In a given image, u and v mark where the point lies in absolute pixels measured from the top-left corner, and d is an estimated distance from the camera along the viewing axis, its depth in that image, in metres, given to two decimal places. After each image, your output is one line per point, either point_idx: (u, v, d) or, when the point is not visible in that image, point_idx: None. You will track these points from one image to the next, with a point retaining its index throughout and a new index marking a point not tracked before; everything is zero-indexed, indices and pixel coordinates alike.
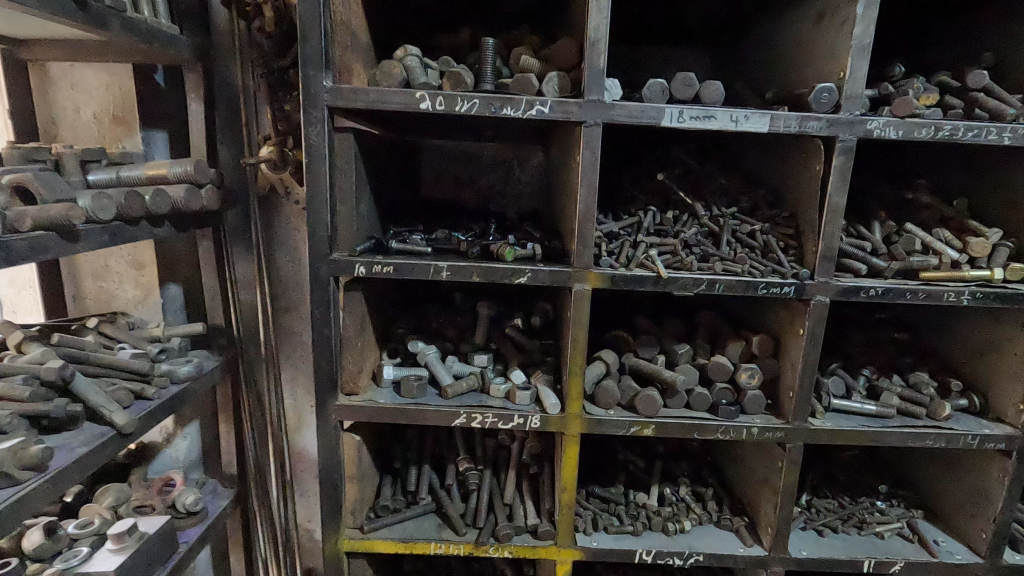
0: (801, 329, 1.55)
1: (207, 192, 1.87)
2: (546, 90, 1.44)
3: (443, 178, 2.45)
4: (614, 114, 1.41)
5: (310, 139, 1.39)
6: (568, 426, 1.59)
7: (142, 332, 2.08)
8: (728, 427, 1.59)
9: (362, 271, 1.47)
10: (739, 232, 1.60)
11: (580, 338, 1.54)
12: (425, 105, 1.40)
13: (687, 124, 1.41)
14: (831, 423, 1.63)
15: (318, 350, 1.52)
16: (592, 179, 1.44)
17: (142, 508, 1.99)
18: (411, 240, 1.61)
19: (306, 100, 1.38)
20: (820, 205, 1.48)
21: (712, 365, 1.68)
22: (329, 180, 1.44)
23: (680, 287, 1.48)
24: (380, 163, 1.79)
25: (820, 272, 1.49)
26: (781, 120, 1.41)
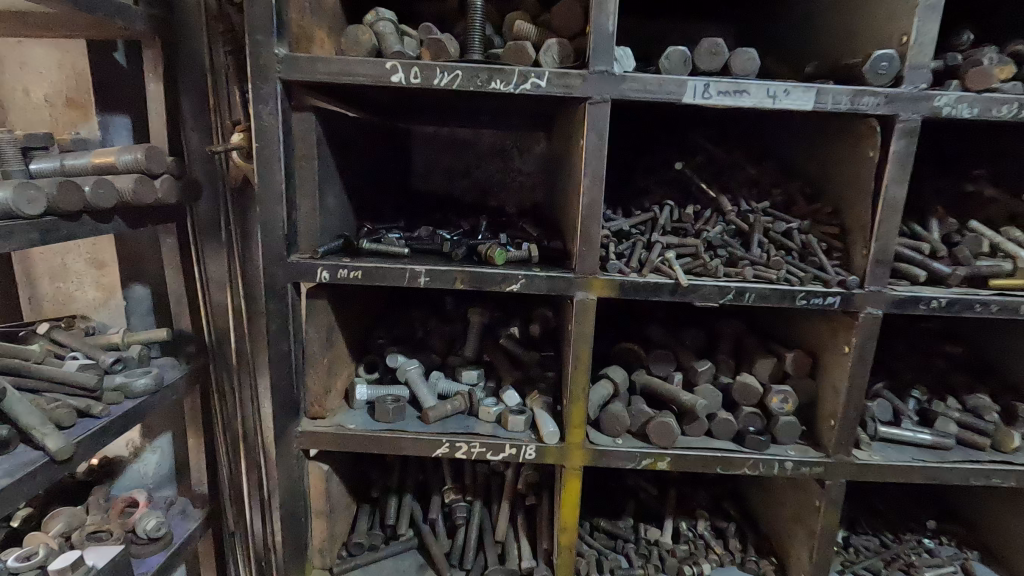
0: (847, 347, 1.31)
1: (163, 183, 1.66)
2: (544, 61, 1.20)
3: (436, 168, 2.22)
4: (626, 89, 1.16)
5: (261, 120, 1.17)
6: (569, 458, 1.36)
7: (99, 340, 1.89)
8: (757, 461, 1.36)
9: (325, 276, 1.25)
10: (773, 231, 1.36)
11: (583, 357, 1.30)
12: (397, 78, 1.16)
13: (713, 101, 1.17)
14: (879, 457, 1.39)
15: (275, 368, 1.30)
16: (598, 168, 1.20)
17: (98, 534, 1.80)
18: (386, 239, 1.38)
19: (254, 73, 1.15)
20: (873, 199, 1.23)
21: (737, 387, 1.43)
22: (285, 169, 1.21)
23: (703, 297, 1.24)
24: (357, 150, 1.57)
25: (871, 279, 1.24)
26: (828, 96, 1.16)
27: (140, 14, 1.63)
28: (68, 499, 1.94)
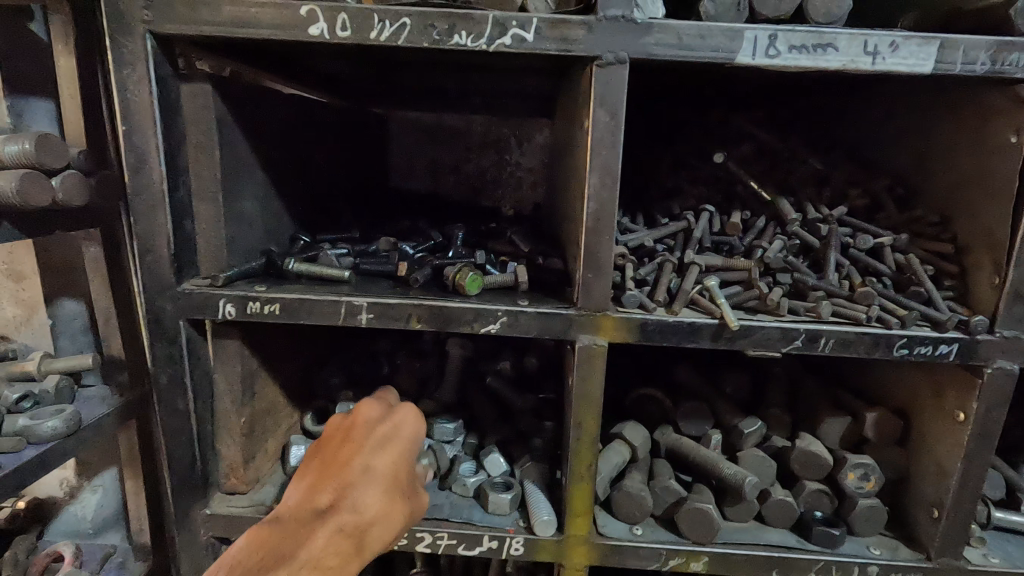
0: (961, 413, 0.93)
1: (66, 180, 1.25)
2: (531, 6, 0.83)
3: (419, 162, 1.86)
4: (650, 44, 0.79)
5: (127, 91, 0.82)
6: (568, 555, 1.00)
7: (8, 368, 1.56)
8: (828, 565, 0.98)
9: (230, 311, 0.90)
10: (855, 248, 0.98)
11: (588, 422, 0.94)
12: (314, 29, 0.80)
13: (779, 60, 0.79)
14: (998, 558, 1.00)
15: (170, 433, 0.96)
16: (609, 161, 0.83)
17: None
18: (325, 257, 1.03)
19: (112, 22, 0.80)
20: (1012, 204, 0.84)
21: (798, 457, 1.06)
22: (169, 162, 0.86)
23: (758, 345, 0.87)
24: (298, 137, 1.22)
25: (1006, 320, 0.86)
26: (955, 52, 0.78)
27: None
28: None
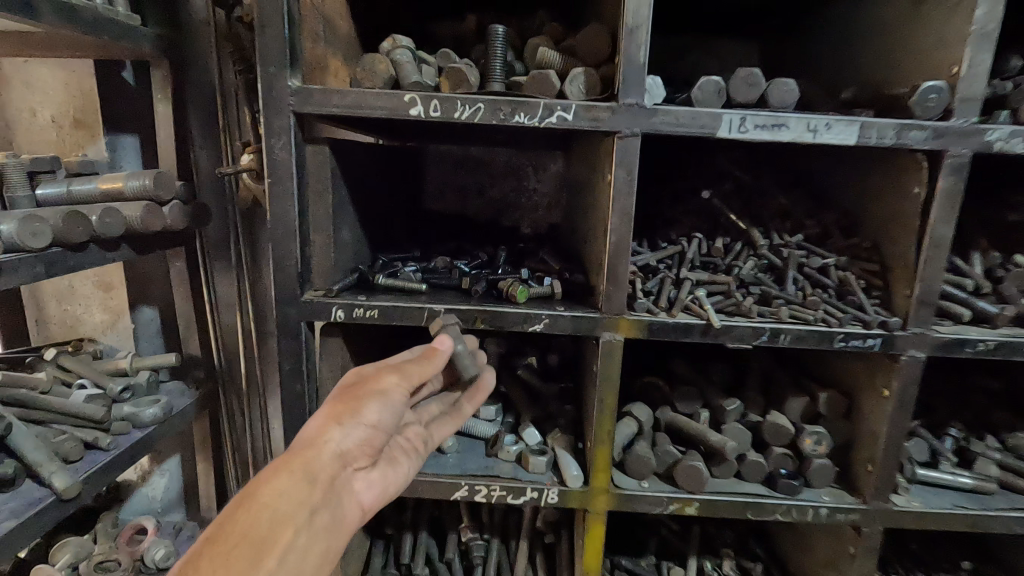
0: (886, 390, 1.24)
1: (172, 210, 1.61)
2: (569, 92, 1.14)
3: (449, 187, 2.16)
4: (658, 122, 1.10)
5: (274, 154, 1.11)
6: (592, 502, 1.30)
7: (106, 365, 1.84)
8: (790, 508, 1.29)
9: (340, 315, 1.19)
10: (808, 266, 1.29)
11: (608, 398, 1.24)
12: (415, 111, 1.10)
13: (749, 135, 1.10)
14: (918, 503, 1.32)
15: (288, 410, 1.25)
16: (627, 205, 1.14)
17: (105, 565, 1.77)
18: (403, 274, 1.33)
19: (266, 105, 1.09)
20: (919, 237, 1.16)
21: (768, 428, 1.37)
22: (300, 204, 1.15)
23: (736, 339, 1.18)
24: (370, 175, 1.51)
25: (914, 321, 1.18)
26: (873, 130, 1.09)
27: (148, 35, 1.61)
28: (75, 527, 1.91)
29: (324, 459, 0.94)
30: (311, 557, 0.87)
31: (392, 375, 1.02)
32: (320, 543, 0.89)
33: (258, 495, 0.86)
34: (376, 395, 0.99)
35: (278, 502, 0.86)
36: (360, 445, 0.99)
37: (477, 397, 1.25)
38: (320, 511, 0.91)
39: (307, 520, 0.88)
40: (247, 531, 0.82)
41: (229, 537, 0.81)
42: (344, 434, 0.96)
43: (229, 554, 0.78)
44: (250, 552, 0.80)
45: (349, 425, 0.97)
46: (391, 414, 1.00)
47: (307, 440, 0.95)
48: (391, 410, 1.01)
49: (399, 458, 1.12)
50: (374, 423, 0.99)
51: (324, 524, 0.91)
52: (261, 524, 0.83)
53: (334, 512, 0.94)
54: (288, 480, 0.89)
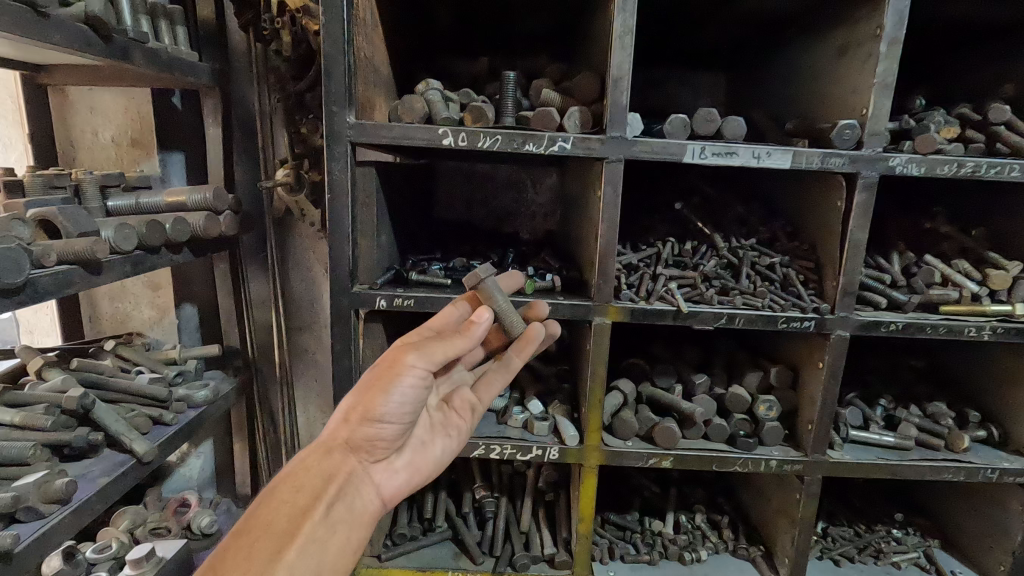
0: (821, 362, 1.55)
1: (226, 219, 1.88)
2: (567, 125, 1.43)
3: (458, 199, 2.45)
4: (637, 151, 1.40)
5: (333, 174, 1.39)
6: (587, 458, 1.59)
7: (158, 355, 2.09)
8: (747, 460, 1.59)
9: (383, 303, 1.47)
10: (759, 264, 1.60)
11: (600, 371, 1.53)
12: (448, 141, 1.39)
13: (708, 161, 1.41)
14: (850, 455, 1.63)
15: (338, 383, 1.52)
16: (613, 215, 1.44)
17: (158, 530, 2.02)
18: (430, 271, 1.62)
19: (329, 136, 1.37)
20: (842, 240, 1.47)
21: (729, 397, 1.67)
22: (352, 214, 1.44)
23: (700, 321, 1.48)
24: (398, 189, 1.80)
25: (840, 306, 1.49)
26: (803, 157, 1.41)
27: (205, 69, 1.88)
28: (126, 500, 2.15)
29: (336, 455, 1.10)
30: (330, 544, 1.02)
31: (409, 358, 1.11)
32: (340, 531, 1.04)
33: (279, 492, 1.03)
34: (386, 385, 1.10)
35: (296, 496, 1.02)
36: (374, 438, 1.13)
37: (524, 349, 1.37)
38: (338, 502, 1.06)
39: (324, 512, 1.03)
40: (269, 524, 0.97)
41: (253, 529, 0.96)
42: (355, 429, 1.12)
43: (255, 542, 0.94)
44: (272, 541, 0.95)
45: (358, 420, 1.12)
46: (405, 401, 1.11)
47: (325, 439, 1.11)
48: (407, 397, 1.12)
49: (434, 437, 1.30)
50: (386, 414, 1.12)
51: (342, 515, 1.06)
52: (281, 518, 0.99)
53: (354, 502, 1.09)
54: (304, 476, 1.05)
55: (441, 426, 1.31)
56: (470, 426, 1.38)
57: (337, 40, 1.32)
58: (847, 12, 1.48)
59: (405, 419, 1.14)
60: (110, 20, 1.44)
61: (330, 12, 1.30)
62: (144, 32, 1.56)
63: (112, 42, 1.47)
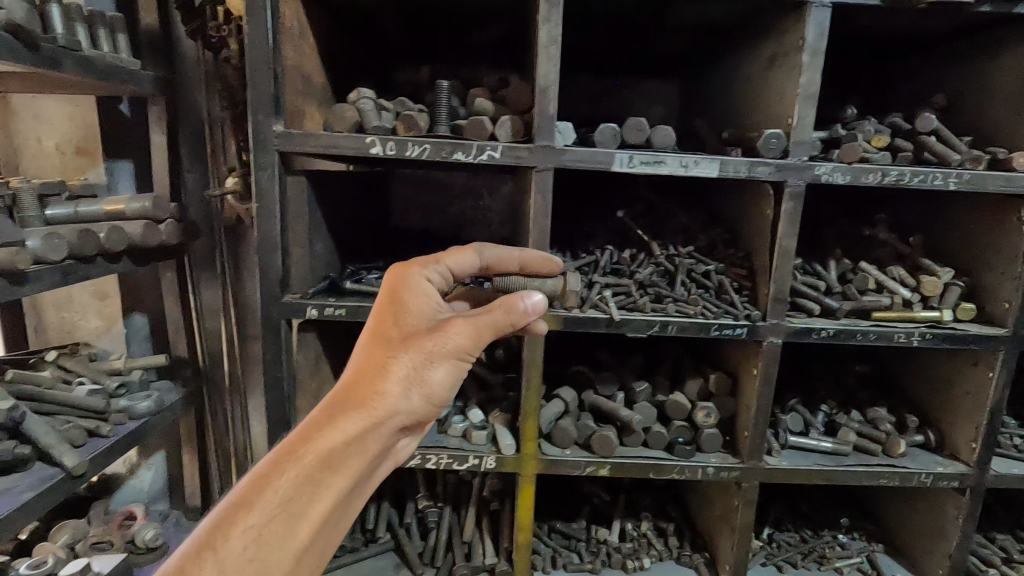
0: (755, 369, 1.57)
1: (167, 227, 1.86)
2: (498, 134, 1.44)
3: (413, 206, 2.42)
4: (566, 159, 1.41)
5: (261, 183, 1.38)
6: (524, 466, 1.59)
7: (102, 365, 2.06)
8: (684, 467, 1.59)
9: (314, 313, 1.46)
10: (695, 272, 1.62)
11: (535, 380, 1.53)
12: (375, 150, 1.39)
13: (637, 169, 1.42)
14: (787, 462, 1.64)
15: (270, 393, 1.50)
16: (544, 223, 1.44)
17: (101, 545, 1.97)
18: (367, 280, 1.61)
19: (254, 145, 1.36)
20: (772, 248, 1.49)
21: (669, 404, 1.68)
22: (281, 223, 1.43)
23: (633, 329, 1.49)
24: (339, 198, 1.79)
25: (771, 313, 1.50)
26: (731, 166, 1.42)
27: (148, 77, 1.86)
28: (69, 512, 2.12)
29: (381, 431, 1.01)
30: (340, 520, 0.99)
31: (461, 339, 1.11)
32: (352, 505, 1.01)
33: (306, 463, 0.94)
34: (438, 364, 1.08)
35: (323, 470, 0.94)
36: (417, 412, 1.08)
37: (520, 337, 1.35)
38: (362, 477, 1.01)
39: (349, 489, 0.98)
40: (287, 500, 0.90)
41: (272, 500, 0.90)
42: (405, 406, 1.05)
43: (270, 521, 0.89)
44: (285, 522, 0.89)
45: (409, 396, 1.05)
46: (448, 382, 1.11)
47: (371, 405, 1.01)
48: (452, 377, 1.11)
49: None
50: (430, 392, 1.08)
51: (361, 489, 1.02)
52: (302, 495, 0.92)
53: (374, 472, 1.06)
54: (341, 451, 0.96)
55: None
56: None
57: (261, 49, 1.31)
58: (775, 24, 1.50)
59: (441, 398, 1.11)
60: (36, 28, 1.42)
61: (253, 22, 1.30)
62: (75, 40, 1.54)
63: (39, 50, 1.45)
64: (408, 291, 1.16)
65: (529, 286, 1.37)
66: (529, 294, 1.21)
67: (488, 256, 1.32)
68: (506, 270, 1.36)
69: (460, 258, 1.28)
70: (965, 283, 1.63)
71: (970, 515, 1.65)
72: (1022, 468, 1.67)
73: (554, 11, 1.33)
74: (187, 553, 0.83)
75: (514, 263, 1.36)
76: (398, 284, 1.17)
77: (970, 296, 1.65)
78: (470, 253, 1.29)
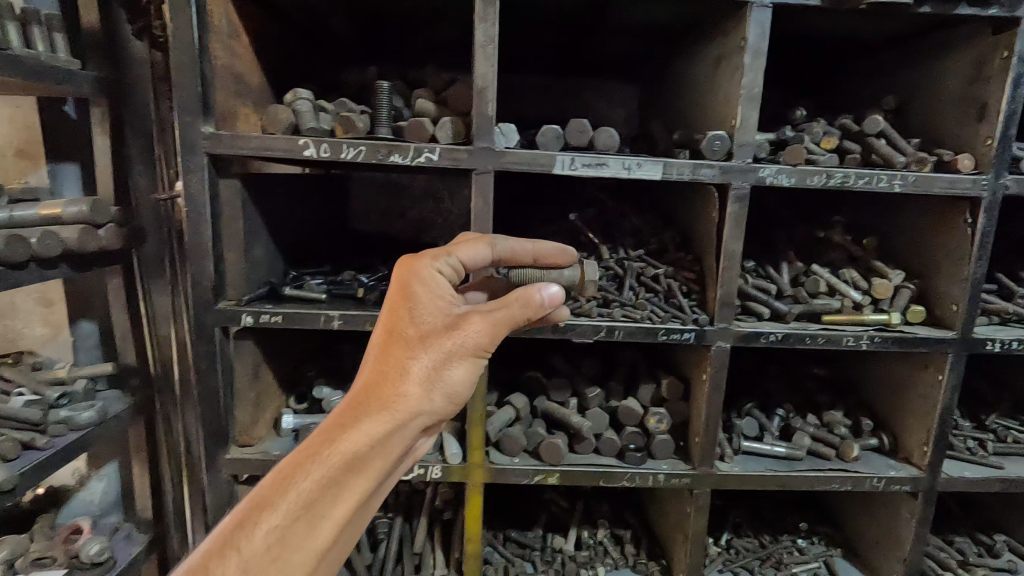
0: (705, 374, 1.54)
1: (107, 232, 1.81)
2: (438, 136, 1.40)
3: (373, 210, 2.28)
4: (506, 162, 1.38)
5: (190, 187, 1.34)
6: (471, 475, 1.55)
7: (45, 375, 2.00)
8: (634, 474, 1.57)
9: (248, 320, 1.42)
10: (644, 276, 1.60)
11: (480, 387, 1.50)
12: (309, 152, 1.35)
13: (579, 171, 1.39)
14: (738, 468, 1.61)
15: (204, 403, 1.45)
16: (486, 226, 1.40)
17: (42, 561, 1.89)
18: (308, 285, 1.57)
19: (182, 148, 1.32)
20: (718, 251, 1.47)
21: (621, 410, 1.65)
22: (213, 228, 1.38)
23: (579, 335, 1.46)
24: (284, 201, 1.75)
25: (719, 317, 1.48)
26: (675, 168, 1.39)
27: (87, 78, 1.80)
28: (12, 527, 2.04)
29: (403, 433, 1.01)
30: (359, 519, 1.01)
31: (480, 339, 1.07)
32: (371, 504, 1.03)
33: (328, 464, 0.94)
34: (457, 364, 1.06)
35: (343, 473, 0.95)
36: (439, 413, 1.06)
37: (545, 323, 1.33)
38: (382, 479, 1.01)
39: (370, 490, 0.99)
40: (309, 502, 0.92)
41: (293, 501, 0.91)
42: (427, 409, 1.03)
43: (289, 526, 0.90)
44: (306, 524, 0.91)
45: (430, 397, 1.04)
46: (469, 380, 1.08)
47: (393, 407, 1.00)
48: (471, 375, 1.08)
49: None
50: (451, 390, 1.06)
51: (379, 490, 1.03)
52: (324, 496, 0.93)
53: (394, 471, 1.06)
54: (362, 454, 0.97)
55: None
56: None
57: (187, 48, 1.27)
58: (719, 24, 1.48)
59: (462, 398, 1.08)
60: None
61: (177, 21, 1.25)
62: None
63: None
64: (420, 287, 1.10)
65: (545, 279, 1.30)
66: (546, 285, 1.16)
67: (500, 247, 1.26)
68: (520, 262, 1.30)
69: (472, 249, 1.22)
70: (916, 286, 1.62)
71: (923, 519, 1.64)
72: (973, 471, 1.66)
73: (490, 11, 1.31)
74: (212, 550, 0.86)
75: (528, 254, 1.30)
76: (408, 279, 1.11)
77: (921, 299, 1.64)
78: (482, 243, 1.23)
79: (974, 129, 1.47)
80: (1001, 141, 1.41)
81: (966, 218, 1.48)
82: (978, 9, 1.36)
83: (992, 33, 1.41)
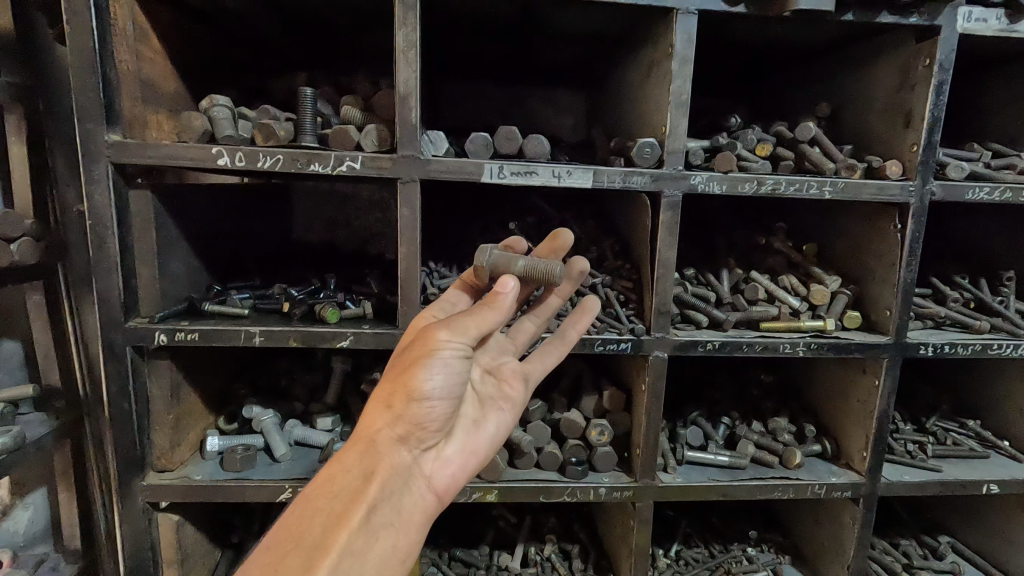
0: (644, 384, 1.52)
1: (22, 245, 1.64)
2: (362, 144, 1.35)
3: (317, 219, 2.16)
4: (431, 170, 1.33)
5: (94, 198, 1.26)
6: None
7: None
8: (575, 489, 1.53)
9: (162, 338, 1.34)
10: (581, 285, 1.57)
11: None
12: (222, 161, 1.28)
13: (508, 180, 1.35)
14: (680, 478, 1.59)
15: (116, 427, 1.37)
16: (413, 237, 1.36)
17: None
18: (231, 300, 1.50)
19: (83, 157, 1.24)
20: (652, 259, 1.45)
21: (563, 422, 1.62)
22: (120, 241, 1.30)
23: None
24: (209, 212, 1.67)
25: (655, 327, 1.46)
26: (605, 175, 1.37)
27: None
28: None
29: (381, 450, 0.95)
30: (374, 556, 0.88)
31: (440, 335, 0.97)
32: (385, 538, 0.90)
33: (314, 499, 0.90)
34: (422, 363, 0.95)
35: (330, 502, 0.89)
36: (421, 421, 0.98)
37: (580, 321, 1.35)
38: (380, 505, 0.92)
39: (365, 517, 0.89)
40: (301, 537, 0.86)
41: (286, 540, 0.86)
42: (398, 420, 0.96)
43: (285, 562, 0.83)
44: (301, 557, 0.84)
45: (401, 409, 0.96)
46: (445, 379, 0.96)
47: (366, 432, 0.97)
48: (446, 372, 0.97)
49: (484, 415, 1.16)
50: (429, 395, 0.96)
51: (386, 520, 0.92)
52: (314, 530, 0.87)
53: (403, 500, 0.95)
54: (344, 479, 0.92)
55: (500, 405, 1.18)
56: (522, 396, 1.24)
57: (85, 53, 1.20)
58: (649, 31, 1.47)
59: (444, 402, 0.98)
60: None
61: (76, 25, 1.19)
62: None
63: None
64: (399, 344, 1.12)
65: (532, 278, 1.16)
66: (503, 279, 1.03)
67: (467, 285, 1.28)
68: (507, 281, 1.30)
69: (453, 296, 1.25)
70: (852, 292, 1.63)
71: (864, 524, 1.64)
72: (913, 474, 1.66)
73: (410, 15, 1.27)
74: None
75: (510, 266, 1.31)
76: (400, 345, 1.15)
77: (857, 305, 1.65)
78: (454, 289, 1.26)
79: (901, 136, 1.48)
80: (926, 148, 1.42)
81: (896, 224, 1.49)
82: (898, 17, 1.37)
83: (915, 41, 1.43)
